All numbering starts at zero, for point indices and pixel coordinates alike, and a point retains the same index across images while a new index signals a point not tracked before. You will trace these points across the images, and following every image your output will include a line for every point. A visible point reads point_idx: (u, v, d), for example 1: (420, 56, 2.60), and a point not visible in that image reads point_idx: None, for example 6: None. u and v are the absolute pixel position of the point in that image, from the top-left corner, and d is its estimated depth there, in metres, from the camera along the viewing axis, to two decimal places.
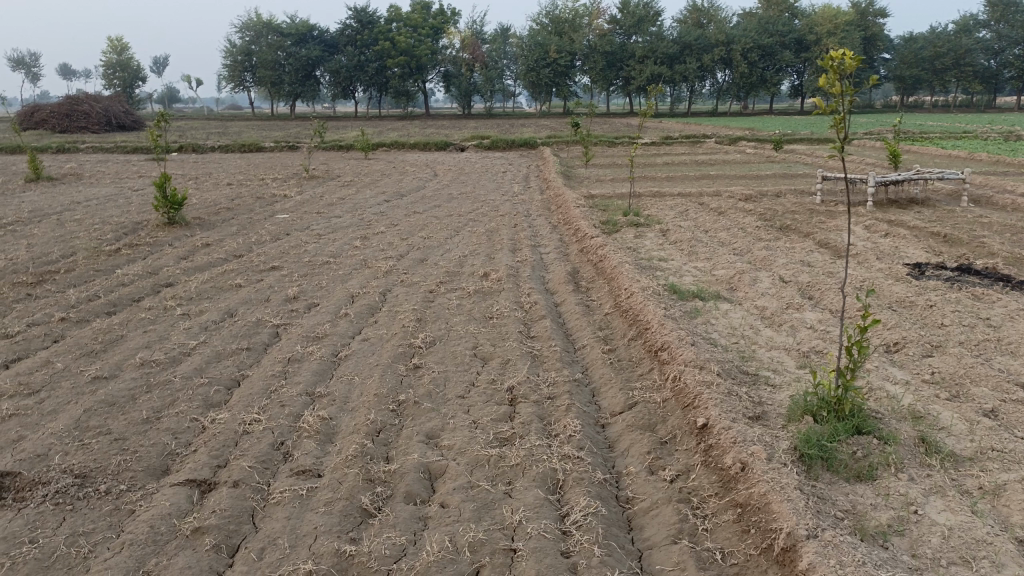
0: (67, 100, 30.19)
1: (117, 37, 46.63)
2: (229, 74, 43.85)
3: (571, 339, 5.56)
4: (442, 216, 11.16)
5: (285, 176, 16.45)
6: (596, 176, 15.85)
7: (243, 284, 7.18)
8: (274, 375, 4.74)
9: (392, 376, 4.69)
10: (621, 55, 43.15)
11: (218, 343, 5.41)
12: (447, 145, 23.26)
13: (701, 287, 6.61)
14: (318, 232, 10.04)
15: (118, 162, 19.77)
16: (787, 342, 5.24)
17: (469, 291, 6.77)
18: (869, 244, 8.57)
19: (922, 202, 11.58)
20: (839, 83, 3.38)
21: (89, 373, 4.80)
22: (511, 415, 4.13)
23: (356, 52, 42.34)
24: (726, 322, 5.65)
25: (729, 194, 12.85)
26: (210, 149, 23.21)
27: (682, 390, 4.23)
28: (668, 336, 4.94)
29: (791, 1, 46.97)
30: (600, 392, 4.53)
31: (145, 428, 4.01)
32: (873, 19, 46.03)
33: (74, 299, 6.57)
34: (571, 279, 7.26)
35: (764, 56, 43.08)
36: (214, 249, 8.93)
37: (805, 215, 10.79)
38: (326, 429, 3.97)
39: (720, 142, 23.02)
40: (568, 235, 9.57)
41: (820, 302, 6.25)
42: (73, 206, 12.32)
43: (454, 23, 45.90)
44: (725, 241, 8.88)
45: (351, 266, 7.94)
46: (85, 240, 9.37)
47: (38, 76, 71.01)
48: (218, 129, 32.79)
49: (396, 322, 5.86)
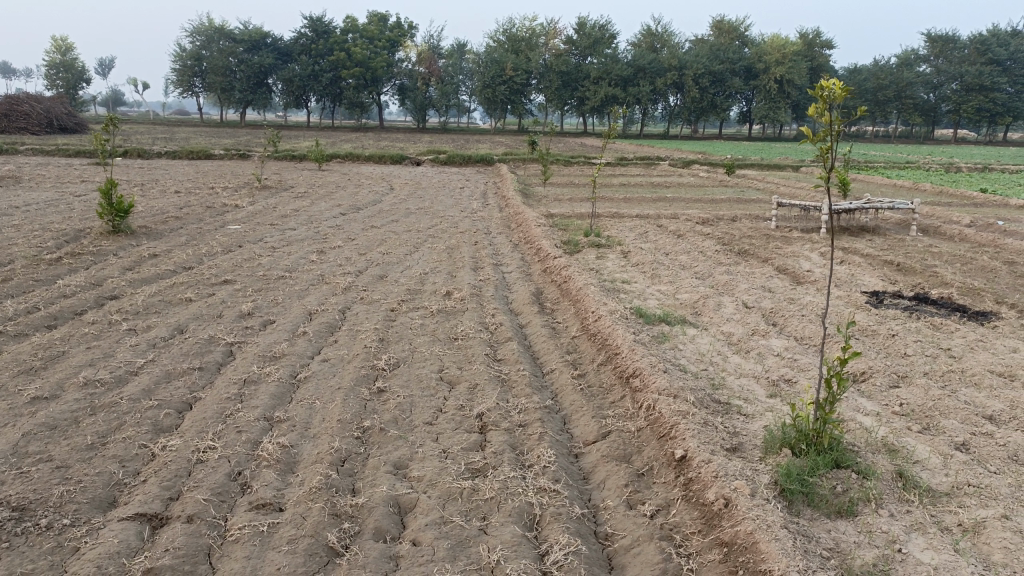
0: (5, 99, 29.08)
1: (60, 37, 45.30)
2: (178, 79, 42.85)
3: (539, 363, 5.43)
4: (401, 231, 10.97)
5: (237, 185, 16.05)
6: (553, 195, 15.83)
7: (194, 298, 6.88)
8: (229, 397, 4.50)
9: (355, 401, 4.49)
10: (576, 75, 43.59)
11: (168, 362, 5.14)
12: (404, 158, 23.06)
13: (666, 311, 6.57)
14: (272, 245, 9.75)
15: (60, 166, 19.04)
16: (756, 369, 5.20)
17: (432, 310, 6.61)
18: (826, 271, 8.67)
19: (873, 230, 11.82)
20: (828, 114, 3.42)
21: (27, 393, 4.48)
22: (481, 444, 3.98)
23: (310, 62, 41.80)
24: (694, 348, 5.59)
25: (686, 217, 12.94)
26: (157, 155, 22.54)
27: (657, 420, 4.14)
28: (640, 362, 4.86)
29: (742, 29, 48.11)
30: (572, 419, 4.41)
31: (90, 455, 3.74)
32: (819, 51, 47.42)
33: (12, 310, 6.19)
34: (536, 300, 7.15)
35: (714, 81, 43.99)
36: (163, 260, 8.57)
37: (762, 240, 10.90)
38: (287, 458, 3.76)
39: (674, 164, 23.32)
40: (530, 254, 9.48)
41: (785, 328, 6.25)
42: (11, 210, 11.76)
43: (410, 37, 45.74)
44: (686, 265, 8.88)
45: (308, 282, 7.70)
46: (24, 247, 8.91)
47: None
48: (166, 135, 31.96)
49: (357, 342, 5.66)
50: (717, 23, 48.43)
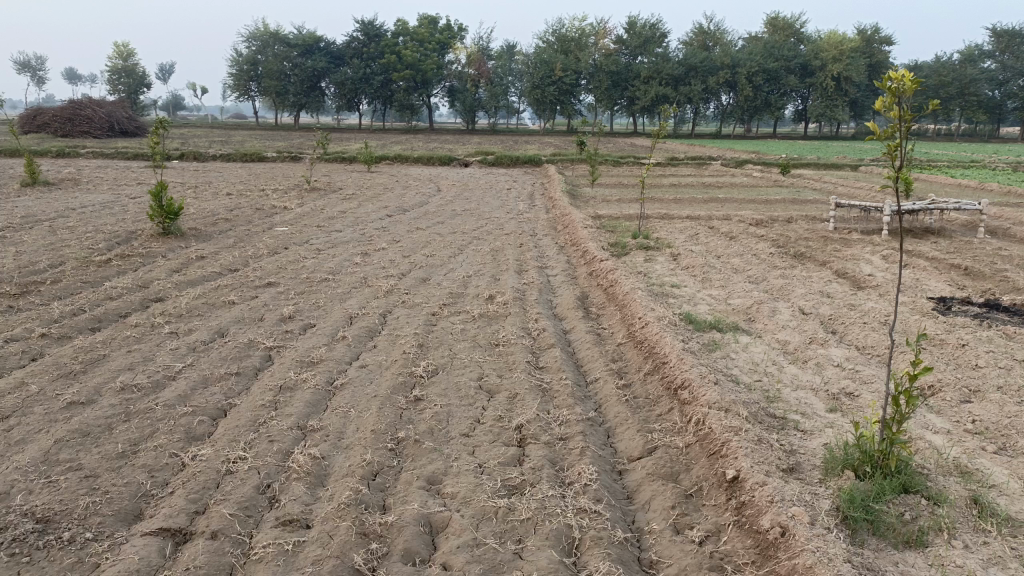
0: (70, 105, 30.01)
1: (123, 44, 46.61)
2: (234, 83, 43.72)
3: (583, 372, 5.21)
4: (446, 233, 10.84)
5: (287, 187, 16.17)
6: (602, 196, 15.55)
7: (236, 301, 6.85)
8: (263, 404, 4.39)
9: (391, 411, 4.34)
10: (626, 75, 43.11)
11: (206, 366, 5.07)
12: (451, 159, 23.01)
13: (718, 318, 6.28)
14: (317, 247, 9.72)
15: (118, 169, 19.47)
16: (815, 381, 4.90)
17: (473, 315, 6.44)
18: (889, 275, 8.24)
19: (938, 232, 11.27)
20: (896, 107, 3.14)
21: (64, 398, 4.45)
22: (519, 459, 3.79)
23: (362, 65, 42.24)
24: (747, 357, 5.31)
25: (739, 218, 12.53)
26: (211, 157, 22.92)
27: (707, 435, 3.89)
28: (689, 373, 4.60)
29: (798, 25, 46.92)
30: (616, 433, 4.19)
31: (120, 464, 3.66)
32: (878, 46, 45.98)
33: (58, 313, 6.22)
34: (581, 305, 6.92)
35: (768, 79, 43.00)
36: (209, 262, 8.59)
37: (819, 242, 10.46)
38: (318, 470, 3.63)
39: (726, 164, 22.79)
40: (576, 257, 9.25)
41: (845, 337, 5.91)
42: (68, 213, 12.00)
43: (460, 39, 45.79)
44: (739, 268, 8.54)
45: (351, 284, 7.61)
46: (76, 249, 9.04)
47: (42, 79, 71.09)
48: (222, 138, 32.54)
49: (396, 347, 5.52)
50: (772, 20, 47.35)
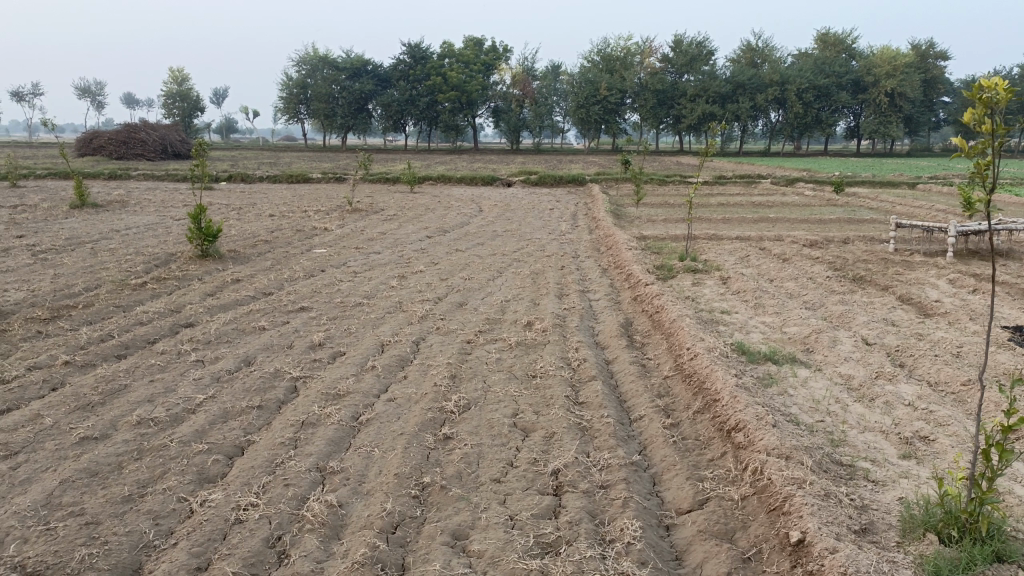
0: (125, 128, 30.77)
1: (178, 69, 47.81)
2: (284, 106, 44.45)
3: (627, 408, 4.83)
4: (486, 255, 10.56)
5: (329, 208, 16.10)
6: (647, 216, 15.12)
7: (267, 326, 6.63)
8: (282, 442, 4.11)
9: (417, 451, 4.02)
10: (672, 93, 42.68)
11: (228, 399, 4.82)
12: (494, 179, 22.81)
13: (773, 348, 5.83)
14: (354, 269, 9.52)
15: (166, 190, 19.76)
16: (884, 423, 4.45)
17: (510, 343, 6.12)
18: (957, 301, 7.69)
19: (1007, 254, 10.61)
20: (988, 120, 2.72)
21: (77, 432, 4.23)
22: (555, 511, 3.43)
23: (408, 87, 42.58)
24: (807, 394, 4.87)
25: (792, 239, 12.00)
26: (258, 179, 23.12)
27: (767, 488, 3.49)
28: (744, 414, 4.19)
29: (848, 41, 45.93)
30: (663, 480, 3.80)
31: (125, 509, 3.41)
32: (933, 62, 44.76)
33: (85, 339, 6.06)
34: (624, 333, 6.53)
35: (819, 96, 42.06)
36: (244, 286, 8.43)
37: (879, 264, 9.90)
38: (334, 520, 3.32)
39: (776, 183, 22.17)
40: (620, 280, 8.87)
41: (914, 371, 5.42)
42: (111, 234, 12.07)
43: (505, 60, 45.89)
44: (793, 293, 8.06)
45: (385, 309, 7.35)
46: (114, 272, 8.97)
47: (102, 104, 73.56)
48: (271, 160, 32.99)
49: (428, 379, 5.21)
50: (822, 36, 46.45)
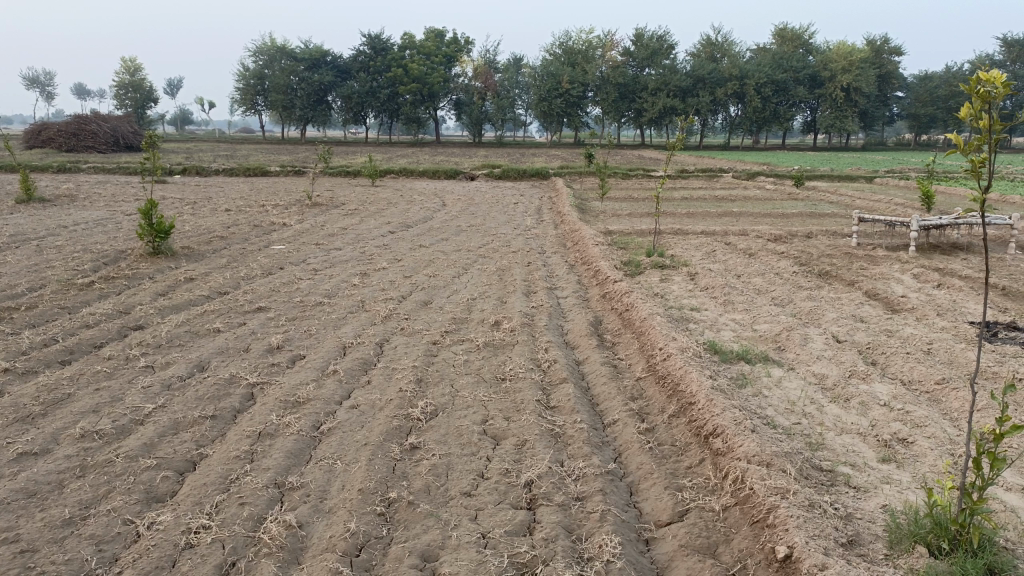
0: (75, 120, 29.78)
1: (130, 59, 46.52)
2: (241, 98, 43.54)
3: (600, 412, 4.66)
4: (450, 251, 10.34)
5: (288, 203, 15.70)
6: (612, 210, 15.03)
7: (222, 329, 6.34)
8: (238, 456, 3.87)
9: (383, 463, 3.81)
10: (633, 87, 42.74)
11: (179, 408, 4.54)
12: (457, 173, 22.54)
13: (746, 347, 5.72)
14: (315, 267, 9.23)
15: (118, 184, 19.11)
16: (861, 424, 4.36)
17: (477, 343, 5.92)
18: (923, 296, 7.70)
19: (967, 247, 10.71)
20: (986, 114, 2.62)
21: (14, 448, 3.93)
22: (529, 526, 3.26)
23: (368, 79, 41.98)
24: (783, 395, 4.76)
25: (757, 234, 11.98)
26: (214, 173, 22.51)
27: (749, 499, 3.38)
28: (721, 419, 4.07)
29: (806, 36, 46.47)
30: (640, 490, 3.66)
31: (64, 534, 3.15)
32: (888, 57, 45.52)
33: (26, 344, 5.72)
34: (594, 332, 6.37)
35: (777, 90, 42.51)
36: (198, 285, 8.09)
37: (844, 259, 9.90)
38: (293, 543, 3.11)
39: (737, 176, 22.25)
40: (587, 277, 8.73)
41: (887, 370, 5.35)
42: (58, 230, 11.57)
43: (466, 52, 45.49)
44: (762, 289, 7.99)
45: (347, 309, 7.10)
46: (60, 271, 8.56)
47: (51, 95, 71.49)
48: (227, 152, 32.29)
49: (392, 384, 4.99)
50: (780, 31, 46.91)
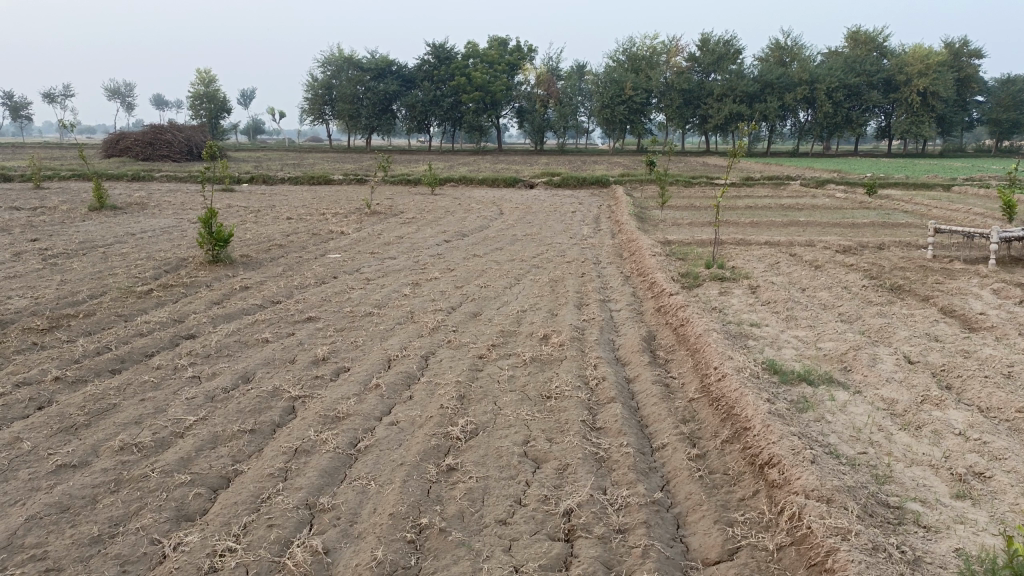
0: (151, 129, 30.82)
1: (205, 71, 48.17)
2: (309, 107, 44.47)
3: (648, 435, 4.43)
4: (504, 261, 10.20)
5: (348, 211, 15.84)
6: (673, 219, 14.68)
7: (270, 339, 6.32)
8: (272, 473, 3.78)
9: (418, 485, 3.67)
10: (698, 93, 42.04)
11: (219, 422, 4.49)
12: (516, 181, 22.45)
13: (809, 367, 5.39)
14: (369, 276, 9.22)
15: (187, 193, 19.64)
16: (933, 455, 4.03)
17: (525, 358, 5.75)
18: (1004, 313, 7.20)
19: None
20: None
21: (54, 459, 3.93)
22: (566, 561, 3.07)
23: (432, 88, 42.38)
24: (847, 421, 4.44)
25: (824, 244, 11.49)
26: (280, 181, 22.93)
27: (806, 538, 3.11)
28: (779, 447, 3.80)
29: (880, 39, 44.96)
30: (688, 523, 3.43)
31: (91, 552, 3.10)
32: (967, 60, 43.73)
33: (81, 352, 5.80)
34: (646, 348, 6.14)
35: (849, 95, 41.21)
36: (252, 293, 8.14)
37: (918, 272, 9.40)
38: (318, 571, 3.00)
39: (805, 184, 21.56)
40: (642, 289, 8.47)
41: (962, 394, 4.97)
42: (125, 238, 11.87)
43: (529, 60, 45.49)
44: (828, 304, 7.61)
45: (396, 320, 7.02)
46: (122, 278, 8.74)
47: (131, 106, 74.54)
48: (294, 161, 32.96)
49: (434, 400, 4.85)
50: (852, 34, 45.50)
